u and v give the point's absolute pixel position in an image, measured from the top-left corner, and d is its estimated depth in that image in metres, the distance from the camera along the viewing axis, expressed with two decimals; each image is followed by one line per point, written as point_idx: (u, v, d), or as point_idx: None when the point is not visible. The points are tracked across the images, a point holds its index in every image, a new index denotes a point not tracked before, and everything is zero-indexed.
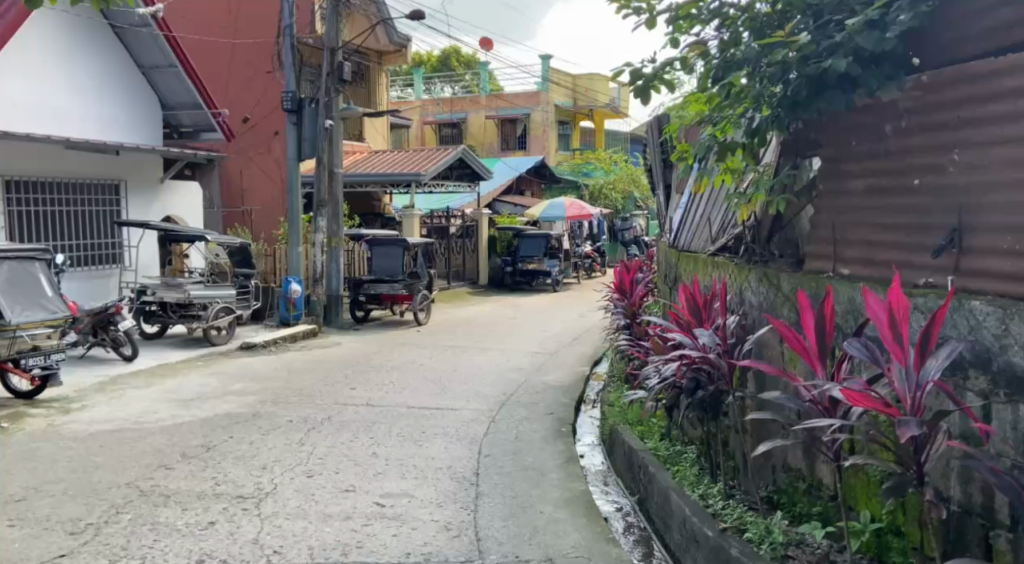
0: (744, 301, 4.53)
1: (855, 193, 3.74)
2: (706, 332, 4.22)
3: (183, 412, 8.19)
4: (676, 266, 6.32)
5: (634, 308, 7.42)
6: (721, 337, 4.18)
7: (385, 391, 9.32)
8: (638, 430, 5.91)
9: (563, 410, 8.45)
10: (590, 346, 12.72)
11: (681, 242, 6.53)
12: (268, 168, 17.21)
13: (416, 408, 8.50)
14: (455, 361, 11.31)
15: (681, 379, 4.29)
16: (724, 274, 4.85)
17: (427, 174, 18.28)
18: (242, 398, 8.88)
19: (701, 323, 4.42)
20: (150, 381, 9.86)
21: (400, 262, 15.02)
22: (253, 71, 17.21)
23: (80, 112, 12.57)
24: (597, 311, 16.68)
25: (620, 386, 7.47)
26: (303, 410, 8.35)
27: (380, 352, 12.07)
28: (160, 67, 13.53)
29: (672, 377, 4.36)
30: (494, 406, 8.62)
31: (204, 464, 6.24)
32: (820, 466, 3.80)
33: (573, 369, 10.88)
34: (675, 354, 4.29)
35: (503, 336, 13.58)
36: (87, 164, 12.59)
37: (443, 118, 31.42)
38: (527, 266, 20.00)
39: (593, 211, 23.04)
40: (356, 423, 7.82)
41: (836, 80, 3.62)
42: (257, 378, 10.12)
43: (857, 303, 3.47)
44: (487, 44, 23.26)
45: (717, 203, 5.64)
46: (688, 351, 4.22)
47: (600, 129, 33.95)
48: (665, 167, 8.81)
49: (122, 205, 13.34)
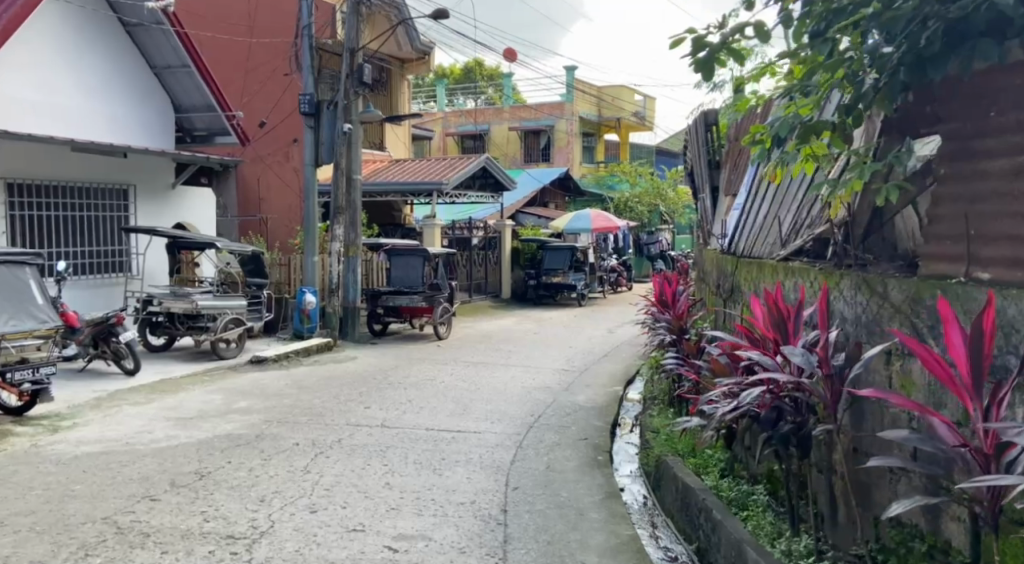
0: (833, 314, 3.74)
1: (992, 176, 2.97)
2: (798, 351, 3.29)
3: (181, 432, 7.48)
4: (732, 275, 5.55)
5: (682, 323, 6.64)
6: (820, 356, 3.26)
7: (401, 411, 8.56)
8: (691, 463, 5.14)
9: (598, 435, 7.66)
10: (621, 364, 11.90)
11: (737, 249, 5.75)
12: (286, 176, 16.60)
13: (435, 430, 7.73)
14: (477, 379, 10.53)
15: (763, 409, 3.53)
16: (803, 281, 4.05)
17: (449, 183, 17.62)
18: (247, 417, 8.16)
19: (787, 339, 3.60)
20: (151, 397, 9.17)
21: (420, 273, 14.31)
22: (271, 71, 16.66)
23: (89, 113, 11.98)
24: (626, 327, 15.85)
25: (665, 411, 6.70)
26: (313, 431, 7.61)
27: (398, 368, 11.33)
28: (172, 68, 12.94)
29: (750, 407, 3.57)
30: (520, 430, 7.84)
31: (195, 495, 5.50)
32: (949, 523, 3.05)
33: (605, 388, 10.06)
34: (756, 379, 3.47)
35: (528, 352, 12.78)
36: (95, 167, 11.96)
37: (464, 130, 30.79)
38: (551, 280, 19.20)
39: (620, 223, 22.24)
40: (369, 447, 7.08)
41: (983, 26, 2.88)
42: (264, 395, 9.40)
43: (1010, 318, 2.72)
44: (512, 54, 22.63)
45: (789, 201, 4.87)
46: (774, 374, 3.41)
47: (625, 142, 33.14)
48: (714, 169, 8.01)
49: (132, 211, 12.67)
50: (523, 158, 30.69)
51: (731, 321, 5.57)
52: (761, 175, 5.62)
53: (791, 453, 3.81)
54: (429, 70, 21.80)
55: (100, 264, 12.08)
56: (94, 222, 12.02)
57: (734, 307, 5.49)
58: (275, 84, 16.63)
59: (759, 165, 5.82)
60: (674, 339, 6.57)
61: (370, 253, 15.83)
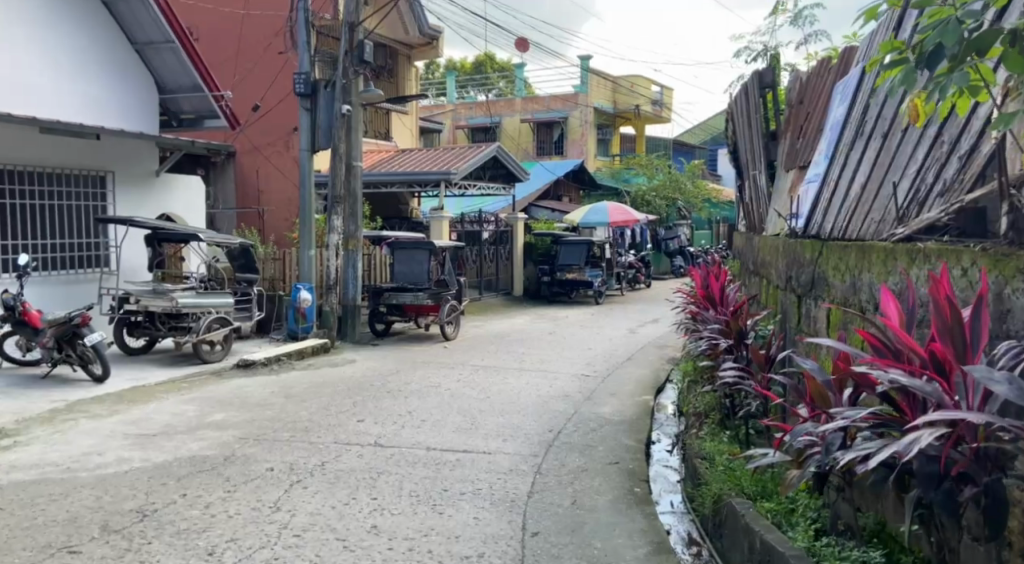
0: (1013, 316, 2.60)
1: None
2: (1006, 378, 2.21)
3: (136, 454, 6.31)
4: (814, 262, 4.42)
5: (742, 323, 5.32)
6: None
7: (399, 426, 7.35)
8: (766, 511, 3.95)
9: (630, 457, 6.45)
10: (648, 368, 10.65)
11: (817, 228, 4.61)
12: (286, 167, 15.48)
13: (439, 451, 6.53)
14: (487, 386, 9.32)
15: (940, 462, 2.42)
16: (955, 266, 2.90)
17: (458, 173, 16.46)
18: (220, 434, 6.96)
19: (964, 360, 2.50)
20: (115, 409, 8.00)
21: (426, 269, 13.08)
22: (265, 48, 15.49)
23: (60, 92, 10.84)
24: (649, 326, 14.59)
25: (719, 434, 5.49)
26: (293, 451, 6.43)
27: (399, 374, 10.13)
28: (155, 43, 11.85)
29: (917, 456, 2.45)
30: (540, 450, 6.63)
31: (127, 545, 4.33)
32: None
33: (634, 398, 8.82)
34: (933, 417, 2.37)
35: (544, 355, 11.55)
36: (67, 150, 10.83)
37: (475, 123, 29.38)
38: (566, 276, 17.95)
39: (639, 216, 20.98)
40: (356, 474, 5.87)
41: None
42: (245, 405, 8.22)
43: None
44: (524, 40, 21.48)
45: (905, 161, 3.75)
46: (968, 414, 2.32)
47: (641, 135, 31.97)
48: (769, 141, 6.84)
49: (110, 200, 11.53)
50: (536, 151, 29.44)
51: (816, 328, 4.41)
52: (853, 135, 4.48)
53: (961, 522, 2.61)
54: (437, 55, 20.66)
55: (73, 258, 10.96)
56: (66, 211, 10.91)
57: (819, 306, 4.36)
58: (269, 62, 15.46)
59: (846, 125, 4.67)
60: (733, 345, 5.32)
61: (372, 248, 14.64)
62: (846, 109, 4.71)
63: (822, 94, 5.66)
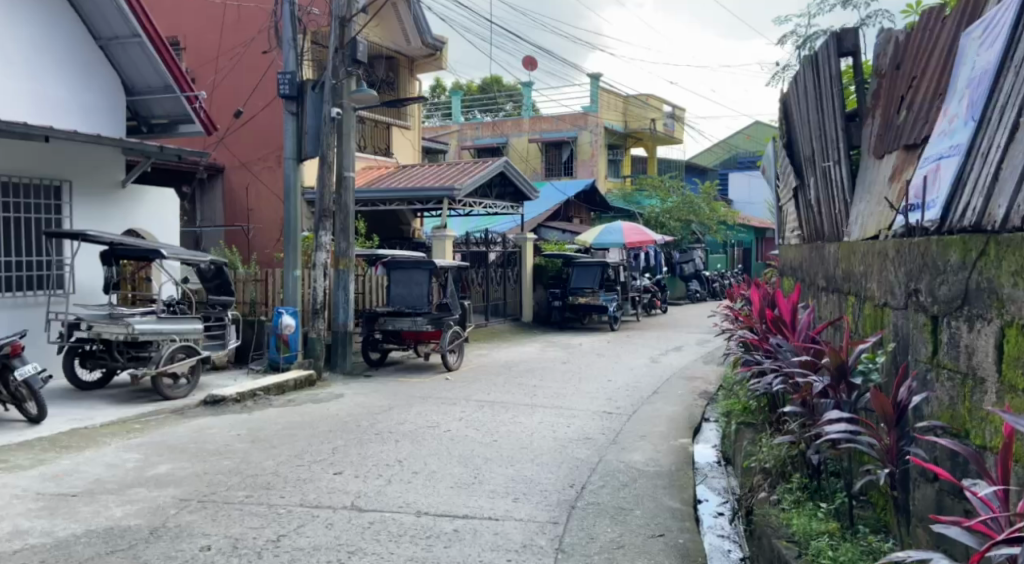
0: None
1: None
2: None
3: (40, 523, 4.90)
4: (980, 265, 3.00)
5: (842, 355, 3.84)
6: None
7: (384, 482, 5.90)
8: None
9: (680, 528, 5.00)
10: (681, 405, 9.17)
11: (968, 218, 3.24)
12: (272, 179, 14.17)
13: (431, 518, 5.09)
14: (493, 428, 7.84)
15: None
16: None
17: (462, 188, 15.05)
18: (157, 492, 5.55)
19: None
20: (42, 457, 6.61)
21: (426, 290, 11.60)
22: (246, 48, 14.23)
23: (9, 90, 9.50)
24: (673, 356, 13.10)
25: (807, 508, 4.06)
26: (245, 518, 5.02)
27: (392, 411, 8.69)
28: (120, 38, 10.56)
29: None
30: (560, 515, 5.21)
31: None
32: None
33: (669, 443, 7.35)
34: None
35: (557, 388, 10.09)
36: (15, 156, 9.53)
37: (481, 143, 28.23)
38: (577, 301, 16.54)
39: (656, 236, 19.56)
40: (317, 553, 4.44)
41: None
42: (202, 452, 6.80)
43: None
44: (532, 56, 20.29)
45: None
46: None
47: (653, 156, 30.76)
48: (849, 124, 5.46)
49: (67, 213, 10.19)
50: (544, 173, 28.15)
51: (980, 362, 3.01)
52: None
53: None
54: (439, 67, 19.32)
55: (19, 279, 9.61)
56: (13, 225, 9.58)
57: (984, 330, 2.98)
58: (254, 65, 14.17)
59: (1007, 70, 3.29)
60: (829, 385, 3.86)
61: (366, 268, 13.23)
62: (1002, 48, 3.32)
63: (936, 49, 4.29)
